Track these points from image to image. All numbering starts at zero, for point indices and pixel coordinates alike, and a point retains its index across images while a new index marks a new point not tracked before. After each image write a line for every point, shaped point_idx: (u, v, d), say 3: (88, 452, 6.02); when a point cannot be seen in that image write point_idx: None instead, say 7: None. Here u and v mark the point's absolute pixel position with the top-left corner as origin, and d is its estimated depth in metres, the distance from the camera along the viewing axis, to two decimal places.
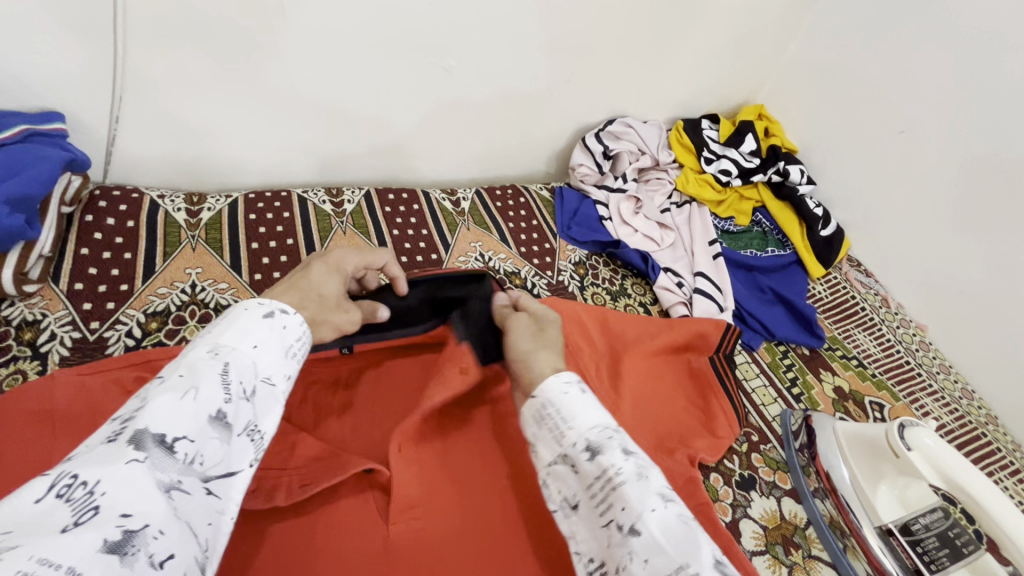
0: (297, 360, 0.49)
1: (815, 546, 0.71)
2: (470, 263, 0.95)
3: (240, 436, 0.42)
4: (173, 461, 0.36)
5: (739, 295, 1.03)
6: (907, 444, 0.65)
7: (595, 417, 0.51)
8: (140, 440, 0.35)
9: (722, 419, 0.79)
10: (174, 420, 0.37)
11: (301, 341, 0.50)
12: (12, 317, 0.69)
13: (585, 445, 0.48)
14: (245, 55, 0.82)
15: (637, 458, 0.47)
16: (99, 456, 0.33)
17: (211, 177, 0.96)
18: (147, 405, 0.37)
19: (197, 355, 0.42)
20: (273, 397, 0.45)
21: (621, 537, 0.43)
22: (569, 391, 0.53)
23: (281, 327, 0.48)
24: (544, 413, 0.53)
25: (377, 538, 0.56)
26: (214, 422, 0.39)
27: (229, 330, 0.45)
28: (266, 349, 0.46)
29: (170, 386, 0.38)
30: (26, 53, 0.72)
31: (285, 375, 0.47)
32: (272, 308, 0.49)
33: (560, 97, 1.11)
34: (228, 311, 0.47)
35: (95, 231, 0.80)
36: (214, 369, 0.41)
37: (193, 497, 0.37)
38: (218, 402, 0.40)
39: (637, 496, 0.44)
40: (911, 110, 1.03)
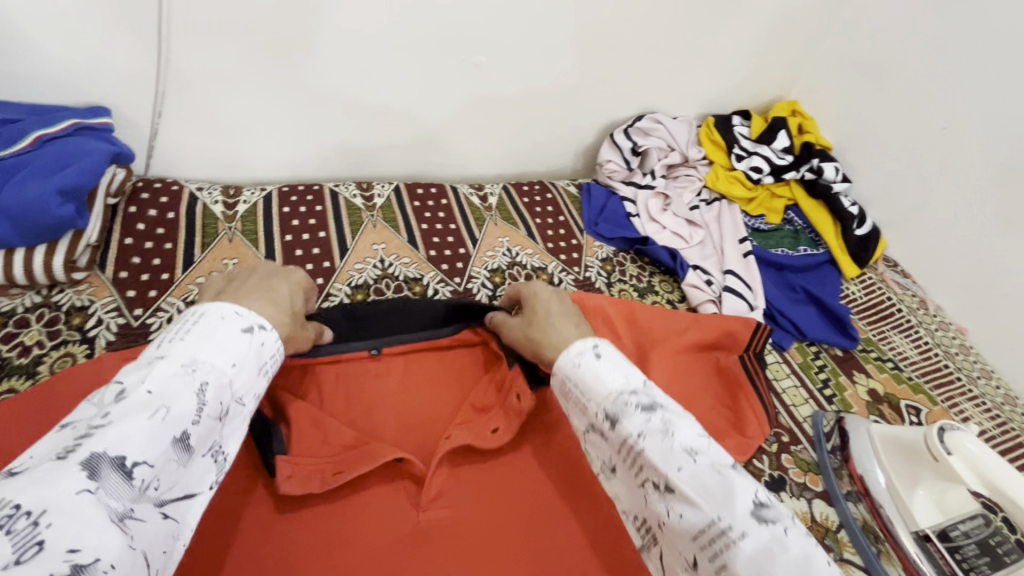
0: (265, 378, 0.52)
1: (847, 549, 0.69)
2: (498, 258, 0.96)
3: (199, 457, 0.44)
4: (129, 488, 0.37)
5: (771, 294, 1.01)
6: (947, 448, 0.63)
7: (612, 381, 0.52)
8: (95, 466, 0.35)
9: (751, 418, 0.78)
10: (137, 442, 0.38)
11: (272, 358, 0.53)
12: (62, 303, 0.72)
13: (606, 415, 0.51)
14: (281, 53, 0.84)
15: (658, 415, 0.48)
16: (46, 476, 0.34)
17: (247, 170, 0.99)
18: (112, 425, 0.38)
19: (169, 368, 0.43)
20: (239, 415, 0.49)
21: (658, 495, 0.46)
22: (581, 361, 0.55)
23: (258, 344, 0.51)
24: (568, 386, 0.56)
25: (407, 525, 0.58)
26: (177, 444, 0.41)
27: (207, 344, 0.46)
28: (242, 368, 0.48)
29: (135, 406, 0.39)
30: (78, 51, 0.75)
31: (253, 394, 0.50)
32: (251, 322, 0.51)
33: (588, 93, 1.10)
34: (206, 318, 0.49)
35: (138, 222, 0.83)
36: (187, 389, 0.43)
37: (148, 524, 0.38)
38: (183, 423, 0.41)
39: (662, 458, 0.46)
40: (954, 105, 0.99)
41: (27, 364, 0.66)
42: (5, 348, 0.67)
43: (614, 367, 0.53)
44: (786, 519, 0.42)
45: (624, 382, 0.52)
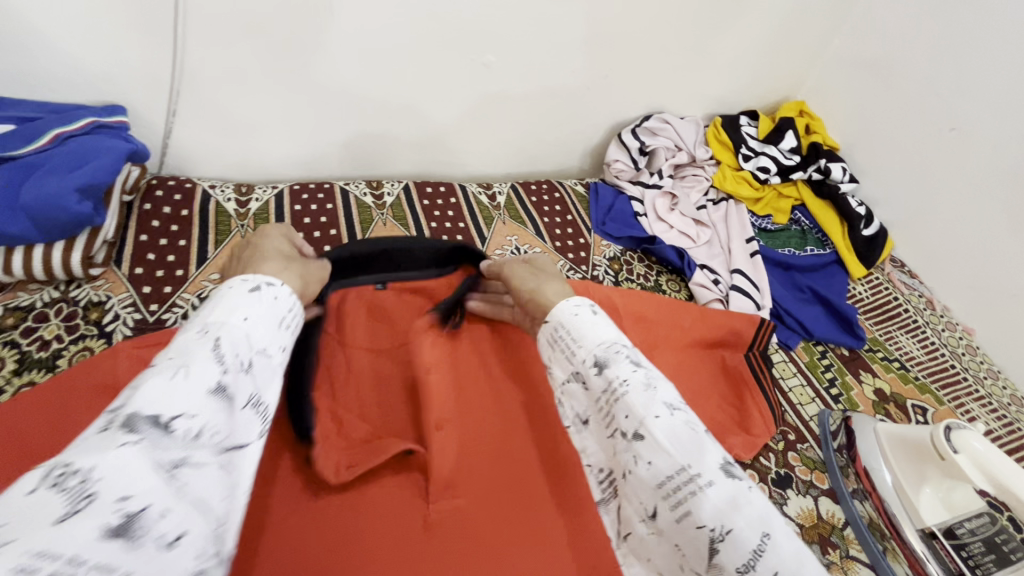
0: (289, 332, 0.50)
1: (853, 546, 0.70)
2: (506, 256, 0.97)
3: (244, 408, 0.42)
4: (172, 439, 0.36)
5: (777, 294, 1.01)
6: (953, 446, 0.64)
7: (605, 334, 0.53)
8: (132, 423, 0.35)
9: (757, 415, 0.79)
10: (168, 399, 0.37)
11: (290, 312, 0.51)
12: (79, 298, 0.73)
13: (594, 361, 0.51)
14: (295, 52, 0.85)
15: (644, 369, 0.49)
16: (91, 443, 0.34)
17: (259, 169, 1.00)
18: (139, 389, 0.38)
19: (188, 336, 0.43)
20: (270, 367, 0.46)
21: (626, 443, 0.46)
22: (580, 312, 0.56)
23: (270, 300, 0.49)
24: (558, 335, 0.56)
25: (416, 517, 0.58)
26: (213, 393, 0.40)
27: (217, 308, 0.46)
28: (256, 321, 0.46)
29: (160, 370, 0.39)
30: (95, 50, 0.76)
31: (280, 346, 0.48)
32: (258, 283, 0.50)
33: (596, 93, 1.11)
34: (215, 290, 0.48)
35: (153, 219, 0.84)
36: (205, 347, 0.42)
37: (207, 469, 0.38)
38: (213, 376, 0.40)
39: (642, 404, 0.46)
40: (962, 107, 1.00)
41: (46, 358, 0.68)
42: (24, 342, 0.68)
43: (609, 324, 0.54)
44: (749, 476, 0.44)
45: (618, 336, 0.53)
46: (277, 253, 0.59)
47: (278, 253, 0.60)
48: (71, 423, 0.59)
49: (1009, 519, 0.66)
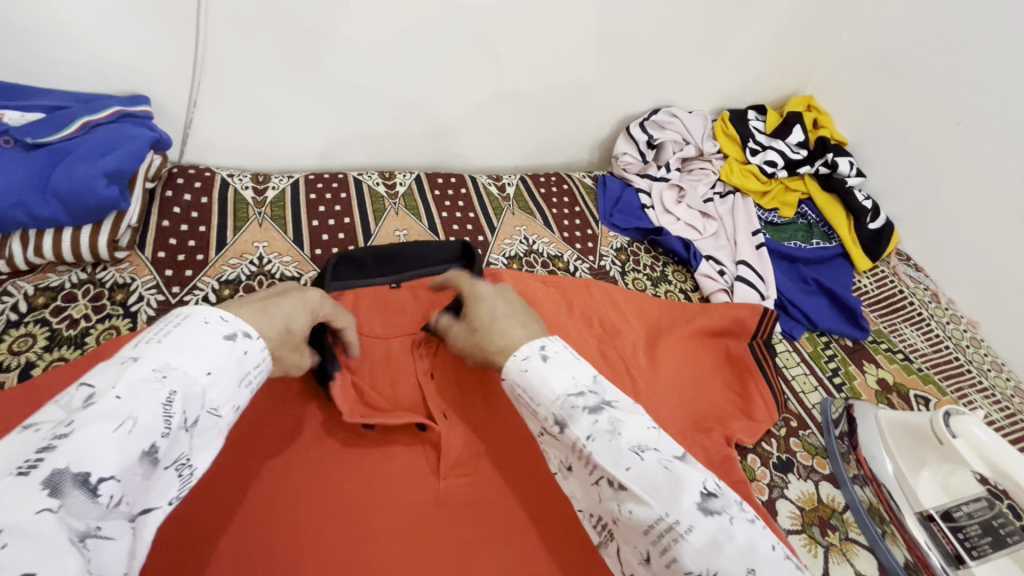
0: (248, 390, 0.46)
1: (852, 529, 0.71)
2: (515, 245, 0.99)
3: (167, 470, 0.39)
4: (94, 505, 0.33)
5: (782, 284, 1.03)
6: (952, 431, 0.66)
7: (558, 384, 0.51)
8: (57, 484, 0.32)
9: (760, 402, 0.80)
10: (102, 455, 0.34)
11: (257, 368, 0.47)
12: (105, 280, 0.76)
13: (554, 420, 0.49)
14: (311, 44, 0.88)
15: (606, 415, 0.48)
16: (3, 499, 0.30)
17: (275, 158, 1.02)
18: (74, 435, 0.34)
19: (139, 373, 0.39)
20: (213, 428, 0.43)
21: (612, 491, 0.46)
22: (528, 367, 0.52)
23: (240, 353, 0.45)
24: (518, 392, 0.54)
25: (427, 491, 0.61)
26: (143, 456, 0.36)
27: (184, 350, 0.42)
28: (219, 376, 0.43)
29: (102, 414, 0.35)
30: (121, 41, 0.79)
31: (233, 406, 0.45)
32: (235, 329, 0.46)
33: (605, 87, 1.13)
34: (184, 322, 0.44)
35: (174, 206, 0.87)
36: (157, 398, 0.38)
37: (115, 542, 0.34)
38: (152, 435, 0.37)
39: (611, 461, 0.46)
40: (970, 101, 1.00)
41: (74, 336, 0.71)
42: (54, 321, 0.71)
43: (561, 367, 0.52)
44: (730, 508, 0.43)
45: (570, 384, 0.50)
46: (281, 319, 0.52)
47: (284, 315, 0.53)
48: None
49: (1009, 507, 0.67)
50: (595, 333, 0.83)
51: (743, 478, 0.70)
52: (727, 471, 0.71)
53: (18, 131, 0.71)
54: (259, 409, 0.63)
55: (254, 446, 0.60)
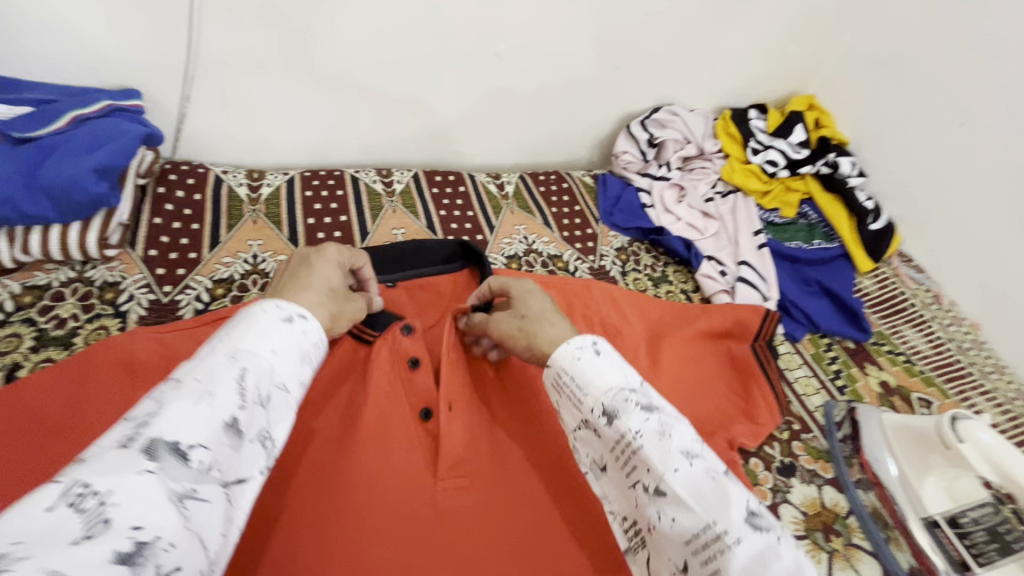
0: (311, 367, 0.49)
1: (856, 534, 0.70)
2: (515, 245, 0.97)
3: (252, 442, 0.42)
4: (187, 470, 0.36)
5: (783, 285, 1.01)
6: (958, 435, 0.65)
7: (610, 378, 0.51)
8: (153, 449, 0.35)
9: (763, 405, 0.79)
10: (189, 427, 0.37)
11: (316, 346, 0.50)
12: (95, 278, 0.74)
13: (602, 411, 0.49)
14: (307, 39, 0.86)
15: (656, 416, 0.48)
16: (111, 464, 0.34)
17: (270, 155, 1.01)
18: (162, 411, 0.37)
19: (216, 359, 0.43)
20: (285, 403, 0.46)
21: (649, 496, 0.45)
22: (582, 355, 0.53)
23: (298, 333, 0.49)
24: (562, 381, 0.54)
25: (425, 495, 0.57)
26: (225, 427, 0.39)
27: (248, 334, 0.45)
28: (284, 355, 0.46)
29: (184, 393, 0.39)
30: (111, 33, 0.77)
31: (298, 382, 0.47)
32: (291, 312, 0.50)
33: (605, 85, 1.11)
34: (247, 314, 0.48)
35: (166, 203, 0.85)
36: (229, 376, 0.41)
37: (210, 505, 0.37)
38: (230, 408, 0.40)
39: (659, 458, 0.45)
40: (972, 101, 0.99)
41: (62, 336, 0.69)
42: (41, 320, 0.69)
43: (614, 364, 0.52)
44: (776, 527, 0.43)
45: (624, 379, 0.51)
46: (324, 287, 0.56)
47: (324, 283, 0.56)
48: (88, 398, 0.61)
49: (1014, 512, 0.63)
50: (596, 335, 0.82)
51: (746, 483, 0.70)
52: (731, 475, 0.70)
53: (5, 126, 0.70)
54: None
55: None
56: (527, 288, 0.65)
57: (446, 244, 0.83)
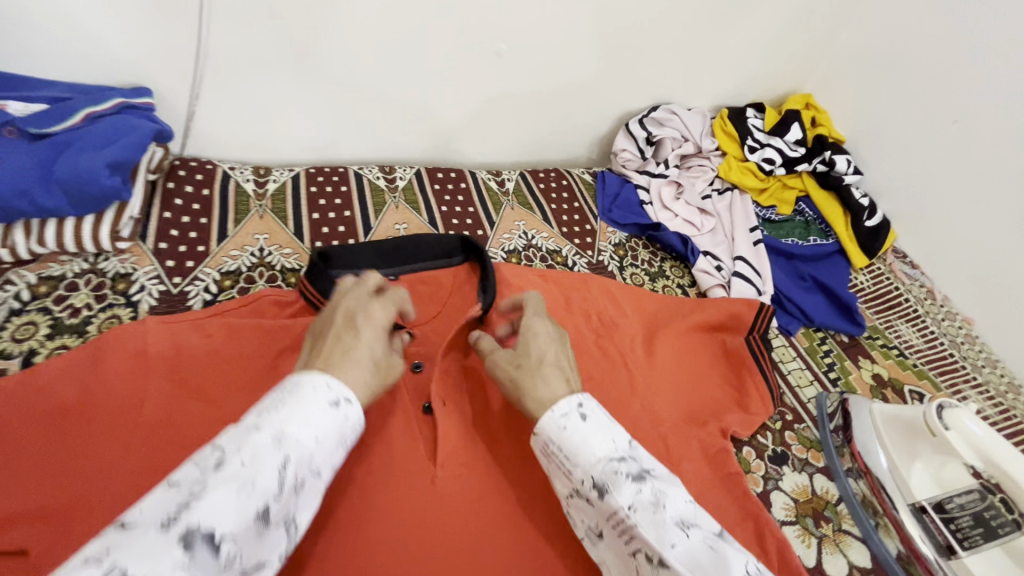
0: (346, 449, 0.51)
1: (846, 521, 0.72)
2: (514, 240, 0.99)
3: (277, 529, 0.43)
4: (214, 562, 0.38)
5: (778, 280, 1.03)
6: (945, 423, 0.68)
7: (599, 448, 0.52)
8: (189, 538, 0.37)
9: (755, 396, 0.81)
10: (226, 517, 0.39)
11: (356, 428, 0.52)
12: (107, 269, 0.77)
13: (593, 484, 0.50)
14: (312, 39, 0.88)
15: (649, 484, 0.49)
16: (149, 548, 0.35)
17: (276, 152, 1.03)
18: (203, 498, 0.39)
19: (261, 440, 0.44)
20: (315, 489, 0.47)
21: (650, 567, 0.46)
22: (567, 425, 0.54)
23: (342, 418, 0.50)
24: (550, 449, 0.55)
25: (425, 481, 0.61)
26: (257, 517, 0.41)
27: (296, 417, 0.46)
28: (325, 442, 0.48)
29: (228, 477, 0.41)
30: (124, 33, 0.79)
31: (331, 466, 0.49)
32: (339, 396, 0.50)
33: (604, 84, 1.13)
34: (298, 387, 0.49)
35: (175, 198, 0.87)
36: (272, 463, 0.43)
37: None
38: (265, 498, 0.42)
39: (655, 536, 0.46)
40: (965, 99, 1.01)
41: (76, 324, 0.71)
42: (56, 309, 0.72)
43: (601, 430, 0.53)
44: None
45: (611, 448, 0.52)
46: (367, 357, 0.57)
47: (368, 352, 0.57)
48: (100, 383, 0.63)
49: (1002, 501, 0.63)
50: (592, 328, 0.84)
51: (737, 470, 0.72)
52: (720, 463, 0.73)
53: (22, 121, 0.72)
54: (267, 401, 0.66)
55: None
56: (532, 329, 0.66)
57: (447, 238, 0.86)
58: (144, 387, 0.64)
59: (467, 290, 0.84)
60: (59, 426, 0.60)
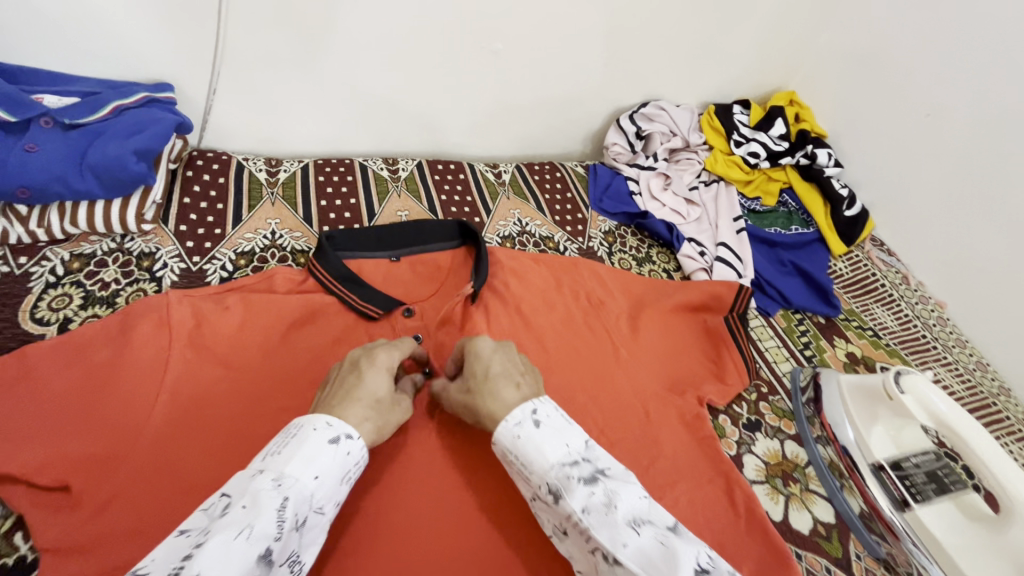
0: (348, 485, 0.56)
1: (812, 481, 0.78)
2: (509, 226, 1.06)
3: (280, 568, 0.47)
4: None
5: (759, 265, 1.08)
6: (901, 388, 0.72)
7: (552, 453, 0.58)
8: None
9: (731, 367, 0.87)
10: (229, 563, 0.42)
11: (356, 465, 0.57)
12: (133, 249, 0.84)
13: (549, 489, 0.56)
14: (322, 40, 0.95)
15: (600, 487, 0.55)
16: None
17: (286, 144, 1.10)
18: (206, 544, 0.43)
19: (262, 485, 0.49)
20: (318, 526, 0.53)
21: (608, 565, 0.51)
22: (520, 434, 0.59)
23: (343, 455, 0.55)
24: (509, 457, 0.60)
25: (422, 434, 0.71)
26: (260, 560, 0.45)
27: (294, 459, 0.52)
28: (325, 480, 0.53)
29: (230, 523, 0.45)
30: (151, 34, 0.86)
31: (332, 503, 0.54)
32: (338, 433, 0.56)
33: (596, 81, 1.19)
34: (299, 432, 0.55)
35: (194, 184, 0.94)
36: (273, 504, 0.48)
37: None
38: (266, 540, 0.45)
39: (608, 536, 0.51)
40: (938, 94, 1.07)
41: (106, 297, 0.78)
42: (88, 283, 0.79)
43: (554, 435, 0.59)
44: None
45: (564, 452, 0.58)
46: (369, 398, 0.61)
47: (370, 395, 0.62)
48: (131, 349, 0.68)
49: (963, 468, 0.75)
50: (581, 306, 0.90)
51: (712, 433, 0.78)
52: (697, 428, 0.78)
53: (56, 112, 0.77)
54: (276, 366, 0.73)
55: (272, 397, 0.70)
56: (477, 350, 0.69)
57: (447, 223, 0.92)
58: (169, 354, 0.69)
59: (462, 271, 0.90)
60: (90, 388, 0.65)
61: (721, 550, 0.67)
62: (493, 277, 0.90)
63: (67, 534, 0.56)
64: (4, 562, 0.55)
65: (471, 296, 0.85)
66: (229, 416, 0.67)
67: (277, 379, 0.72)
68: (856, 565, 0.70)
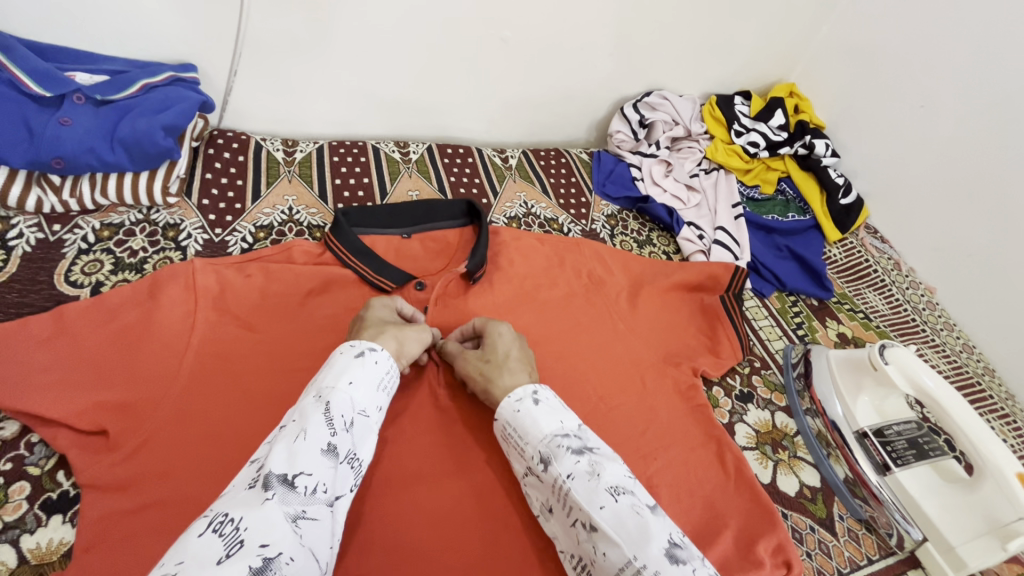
0: (385, 391, 0.62)
1: (800, 449, 0.82)
2: (515, 208, 1.10)
3: (344, 463, 0.53)
4: (295, 494, 0.47)
5: (756, 249, 1.12)
6: (885, 358, 0.76)
7: (547, 426, 0.61)
8: (269, 483, 0.46)
9: (726, 342, 0.91)
10: (295, 461, 0.48)
11: (388, 373, 0.63)
12: (159, 220, 0.89)
13: (540, 457, 0.60)
14: (339, 26, 0.99)
15: (586, 458, 0.58)
16: (240, 502, 0.45)
17: (301, 125, 1.14)
18: (272, 453, 0.49)
19: (308, 402, 0.54)
20: (368, 425, 0.58)
21: (586, 534, 0.54)
22: (520, 407, 0.63)
23: (371, 363, 0.61)
24: (507, 431, 0.64)
25: (429, 397, 0.75)
26: (325, 453, 0.51)
27: (326, 377, 0.58)
28: (359, 384, 0.58)
29: (288, 434, 0.51)
30: (178, 16, 0.90)
31: (375, 407, 0.59)
32: (362, 348, 0.62)
33: (602, 70, 1.23)
34: (330, 359, 0.61)
35: (215, 161, 0.99)
36: (319, 411, 0.53)
37: (318, 522, 0.47)
38: (323, 439, 0.51)
39: (587, 498, 0.55)
40: (931, 86, 1.10)
41: (135, 263, 0.83)
42: (118, 250, 0.83)
43: (549, 413, 0.63)
44: (693, 560, 0.52)
45: (557, 426, 0.61)
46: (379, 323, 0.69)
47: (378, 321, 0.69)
48: (160, 309, 0.72)
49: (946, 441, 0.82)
50: (582, 283, 0.94)
51: (705, 402, 0.82)
52: (691, 397, 0.83)
53: (88, 89, 0.81)
54: (291, 328, 0.78)
55: (290, 359, 0.74)
56: (498, 331, 0.74)
57: (455, 202, 0.96)
58: (195, 314, 0.73)
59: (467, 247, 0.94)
60: (121, 345, 0.69)
61: (711, 506, 0.72)
62: (498, 255, 0.94)
63: (106, 472, 0.61)
64: (49, 496, 0.61)
65: (469, 277, 0.87)
66: (251, 373, 0.72)
67: (294, 342, 0.76)
68: (840, 525, 0.75)
